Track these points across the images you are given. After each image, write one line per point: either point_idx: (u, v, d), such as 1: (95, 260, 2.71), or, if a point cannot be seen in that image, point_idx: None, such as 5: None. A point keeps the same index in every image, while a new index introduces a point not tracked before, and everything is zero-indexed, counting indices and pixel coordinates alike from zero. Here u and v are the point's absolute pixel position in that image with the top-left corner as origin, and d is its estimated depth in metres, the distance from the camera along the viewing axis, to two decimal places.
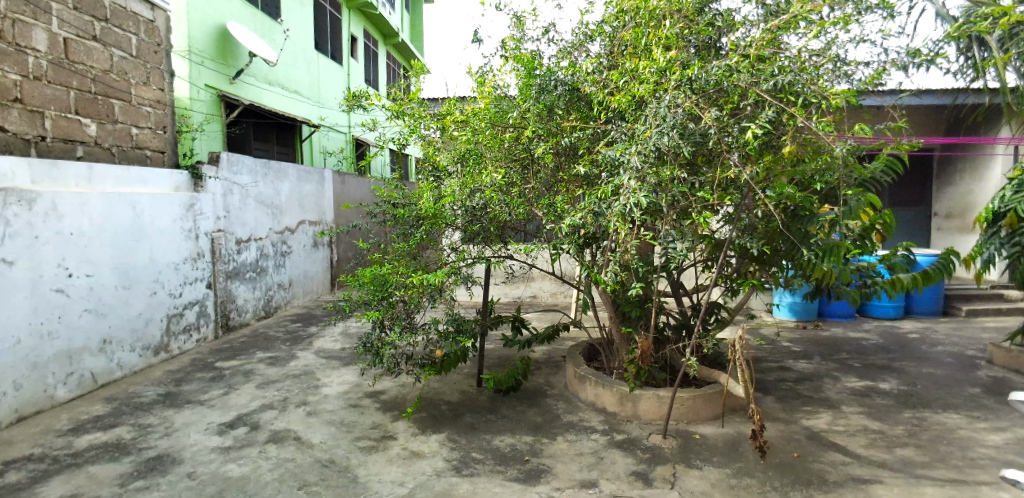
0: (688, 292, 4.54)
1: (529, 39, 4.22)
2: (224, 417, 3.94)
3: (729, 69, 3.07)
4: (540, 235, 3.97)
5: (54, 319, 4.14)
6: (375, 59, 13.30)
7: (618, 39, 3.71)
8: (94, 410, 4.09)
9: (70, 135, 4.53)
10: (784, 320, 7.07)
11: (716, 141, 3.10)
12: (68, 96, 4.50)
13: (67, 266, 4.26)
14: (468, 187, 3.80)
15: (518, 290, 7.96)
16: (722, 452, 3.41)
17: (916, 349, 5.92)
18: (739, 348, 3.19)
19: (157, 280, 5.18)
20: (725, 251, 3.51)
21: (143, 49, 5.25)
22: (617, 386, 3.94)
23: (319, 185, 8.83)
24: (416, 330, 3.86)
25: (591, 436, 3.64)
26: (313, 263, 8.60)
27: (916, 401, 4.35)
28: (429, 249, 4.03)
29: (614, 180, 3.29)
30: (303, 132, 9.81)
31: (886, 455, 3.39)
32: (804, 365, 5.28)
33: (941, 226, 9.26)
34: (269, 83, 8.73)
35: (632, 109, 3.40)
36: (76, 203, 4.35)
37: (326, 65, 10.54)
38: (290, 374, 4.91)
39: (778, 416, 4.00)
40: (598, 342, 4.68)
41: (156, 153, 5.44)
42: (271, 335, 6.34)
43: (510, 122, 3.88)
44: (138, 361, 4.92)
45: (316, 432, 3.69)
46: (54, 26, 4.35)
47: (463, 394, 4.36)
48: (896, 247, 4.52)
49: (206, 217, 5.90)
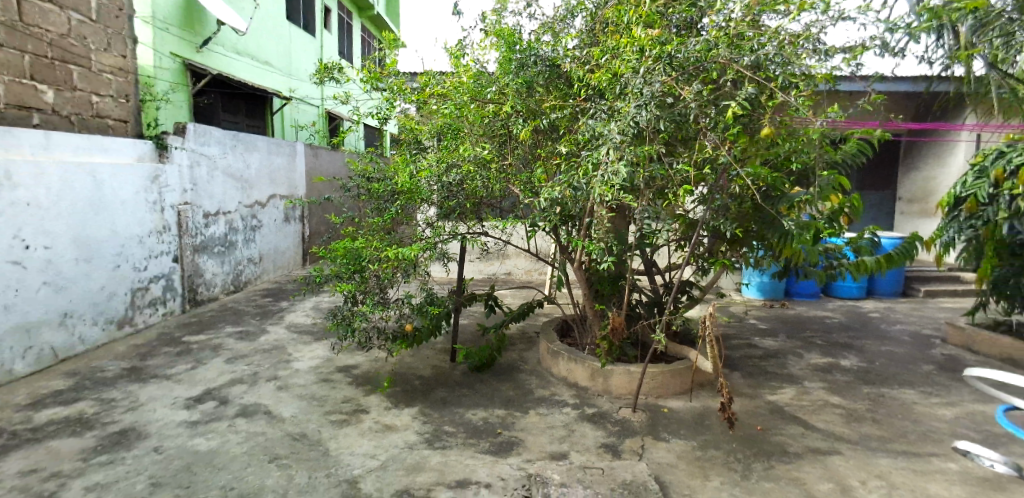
0: (661, 271, 4.58)
1: (509, 12, 4.17)
2: (192, 392, 3.88)
3: (710, 45, 3.06)
4: (518, 212, 3.94)
5: (11, 292, 3.99)
6: (350, 31, 12.98)
7: (601, 16, 3.75)
8: (55, 384, 3.98)
9: (25, 101, 4.34)
10: (752, 299, 7.24)
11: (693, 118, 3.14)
12: (22, 61, 4.29)
13: (23, 237, 4.09)
14: (445, 161, 3.71)
15: (493, 267, 7.97)
16: (689, 425, 3.50)
17: (877, 328, 6.13)
18: (709, 325, 3.24)
19: (120, 253, 5.03)
20: (700, 231, 3.58)
21: (103, 12, 5.00)
22: (589, 362, 3.99)
23: (291, 157, 8.63)
24: (388, 305, 3.78)
25: (563, 410, 3.69)
26: (284, 238, 8.44)
27: (874, 378, 4.51)
28: (405, 225, 3.98)
29: (592, 155, 3.25)
30: (275, 105, 9.53)
31: (845, 429, 3.53)
32: (770, 343, 5.42)
33: (904, 210, 9.53)
34: (238, 52, 8.46)
35: (612, 87, 3.37)
36: (32, 173, 4.17)
37: (298, 35, 10.24)
38: (260, 349, 4.85)
39: (744, 391, 4.11)
40: (571, 319, 4.72)
41: (118, 122, 5.24)
42: (240, 310, 6.23)
43: (489, 97, 3.84)
44: (100, 336, 4.80)
45: (287, 406, 3.66)
46: None
47: (436, 369, 4.37)
48: (863, 230, 4.54)
49: (171, 189, 5.72)
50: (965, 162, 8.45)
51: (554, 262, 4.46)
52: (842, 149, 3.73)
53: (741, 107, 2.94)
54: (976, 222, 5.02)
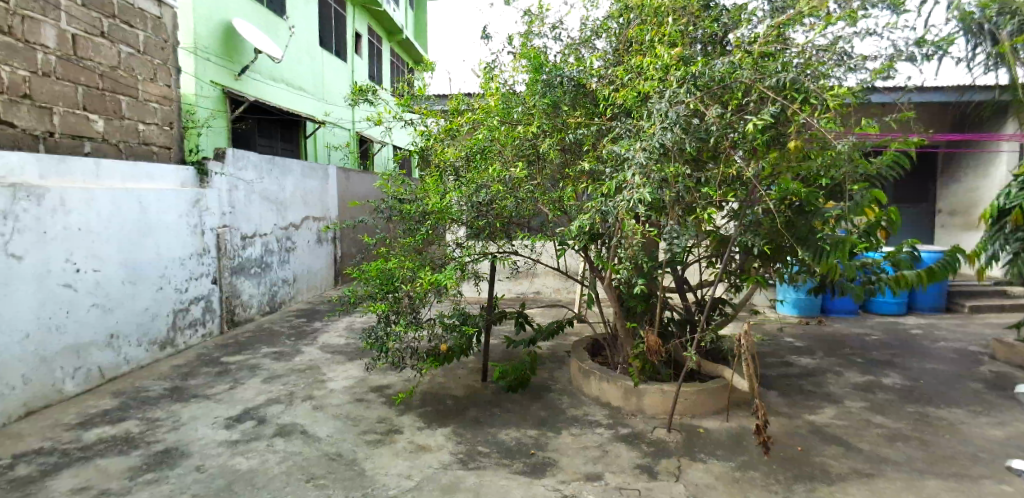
0: (692, 288, 4.53)
1: (535, 35, 4.24)
2: (231, 411, 3.97)
3: (733, 66, 3.01)
4: (546, 231, 3.96)
5: (62, 314, 4.16)
6: (379, 56, 13.29)
7: (625, 36, 3.78)
8: (102, 404, 4.12)
9: (79, 131, 4.56)
10: (786, 316, 7.09)
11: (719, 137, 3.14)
12: (76, 92, 4.52)
13: (74, 261, 4.28)
14: (474, 183, 3.81)
15: (521, 286, 7.99)
16: (726, 446, 3.43)
17: (919, 345, 5.93)
18: (744, 342, 3.19)
19: (163, 275, 5.20)
20: (731, 248, 3.57)
21: (149, 45, 5.25)
22: (621, 381, 3.96)
23: (324, 180, 8.85)
24: (421, 324, 3.84)
25: (596, 430, 3.66)
26: (317, 259, 8.62)
27: (918, 397, 4.36)
28: (434, 245, 4.00)
29: (618, 176, 3.25)
30: (307, 129, 9.79)
31: (889, 450, 3.42)
32: (807, 361, 5.29)
33: (945, 223, 9.25)
34: (273, 80, 8.75)
35: (638, 107, 3.39)
36: (83, 199, 4.37)
37: (330, 61, 10.55)
38: (295, 369, 4.94)
39: (781, 411, 4.02)
40: (602, 337, 4.69)
41: (162, 149, 5.47)
42: (276, 330, 6.36)
43: (516, 117, 3.93)
44: (144, 356, 4.96)
45: (323, 426, 3.72)
46: (63, 22, 4.38)
47: (467, 389, 4.39)
48: (901, 243, 4.45)
49: (211, 212, 5.92)
50: (1008, 173, 8.17)
51: (584, 280, 4.46)
52: (876, 161, 3.65)
53: (766, 120, 2.87)
54: (1023, 234, 4.86)
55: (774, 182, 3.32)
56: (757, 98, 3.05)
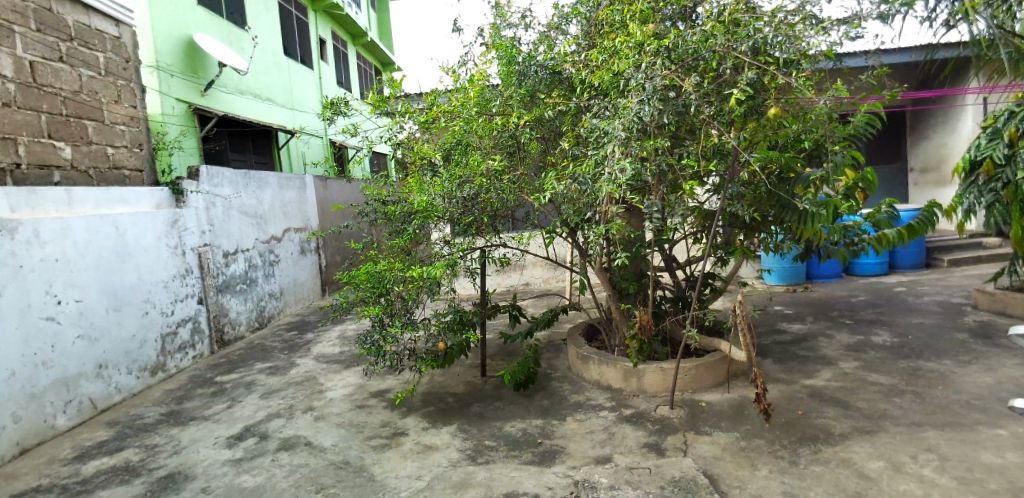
0: (681, 265, 4.55)
1: (506, 26, 4.23)
2: (232, 430, 3.92)
3: (706, 35, 3.05)
4: (534, 221, 3.97)
5: (47, 348, 4.06)
6: (346, 61, 13.15)
7: (595, 19, 3.77)
8: (98, 435, 4.04)
9: (46, 161, 4.44)
10: (773, 286, 7.19)
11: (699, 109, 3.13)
12: (39, 120, 4.39)
13: (55, 292, 4.18)
14: (457, 178, 3.73)
15: (510, 279, 7.99)
16: (729, 417, 3.48)
17: (904, 301, 6.06)
18: (739, 312, 3.18)
19: (147, 299, 5.10)
20: (718, 219, 3.57)
21: (111, 67, 5.13)
22: (620, 363, 3.98)
23: (301, 191, 8.73)
24: (416, 325, 3.83)
25: (600, 413, 3.68)
26: (302, 270, 8.52)
27: (909, 351, 4.46)
28: (422, 245, 3.96)
29: (599, 152, 3.23)
30: (279, 140, 9.69)
31: (886, 405, 3.50)
32: (798, 327, 5.38)
33: (917, 180, 9.44)
34: (241, 92, 8.61)
35: (615, 85, 3.34)
36: (58, 229, 4.26)
37: (297, 70, 10.41)
38: (292, 381, 4.89)
39: (779, 378, 4.08)
40: (597, 322, 4.70)
41: (134, 172, 5.36)
42: (268, 345, 6.29)
43: (494, 109, 3.88)
44: (136, 384, 4.87)
45: (327, 435, 3.69)
46: (19, 49, 4.24)
47: (468, 385, 4.38)
48: (880, 203, 4.53)
49: (190, 232, 5.82)
50: (976, 126, 8.35)
51: (573, 266, 4.45)
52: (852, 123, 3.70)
53: (748, 82, 2.91)
54: (995, 185, 4.98)
55: (754, 150, 3.41)
56: (732, 68, 3.07)
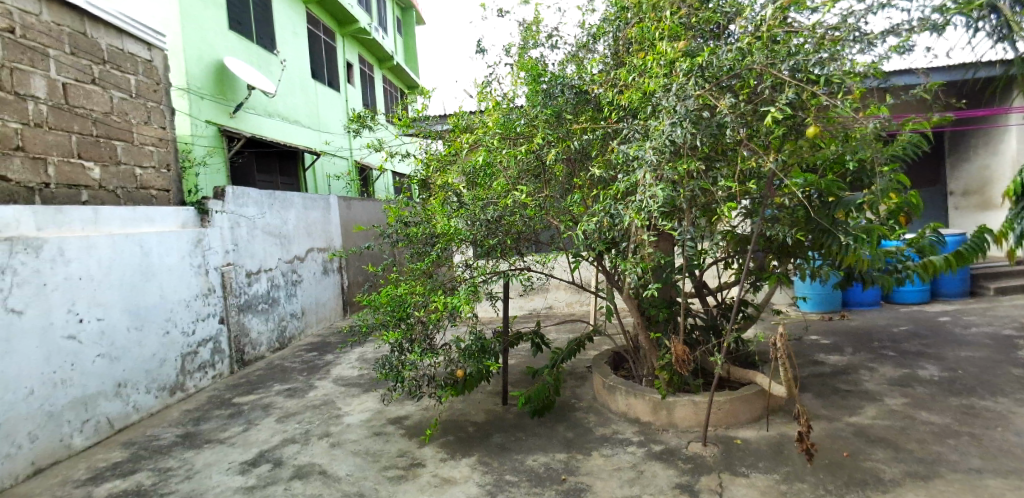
0: (712, 291, 4.36)
1: (533, 46, 4.12)
2: (246, 455, 3.82)
3: (741, 52, 2.90)
4: (558, 244, 3.85)
5: (67, 367, 4.04)
6: (372, 83, 13.31)
7: (625, 37, 3.66)
8: (113, 456, 3.98)
9: (75, 180, 4.48)
10: (808, 314, 6.89)
11: (735, 128, 2.98)
12: (70, 141, 4.45)
13: (77, 311, 4.17)
14: (481, 199, 3.62)
15: (533, 302, 7.84)
16: (767, 456, 3.25)
17: (950, 332, 5.72)
18: (781, 345, 2.94)
19: (169, 318, 5.08)
20: (753, 247, 3.30)
21: (142, 88, 5.21)
22: (649, 395, 3.78)
23: (325, 211, 8.75)
24: (436, 350, 3.70)
25: (628, 448, 3.49)
26: (324, 290, 8.50)
27: (960, 388, 4.17)
28: (443, 267, 3.85)
29: (629, 177, 3.07)
30: (306, 161, 9.77)
31: (940, 448, 3.24)
32: (836, 358, 5.10)
33: (958, 204, 9.01)
34: (269, 114, 8.73)
35: (644, 106, 3.21)
36: (83, 247, 4.27)
37: (324, 92, 10.55)
38: (309, 405, 4.79)
39: (820, 414, 3.83)
40: (624, 349, 4.51)
41: (161, 192, 5.39)
42: (288, 366, 6.22)
43: (519, 131, 3.77)
44: (154, 403, 4.82)
45: (342, 464, 3.56)
46: (53, 72, 4.32)
47: (488, 414, 4.22)
48: (924, 228, 4.28)
49: (214, 251, 5.82)
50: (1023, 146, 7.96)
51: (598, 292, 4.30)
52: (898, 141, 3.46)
53: (792, 98, 2.75)
54: None
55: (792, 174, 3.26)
56: (773, 85, 2.90)
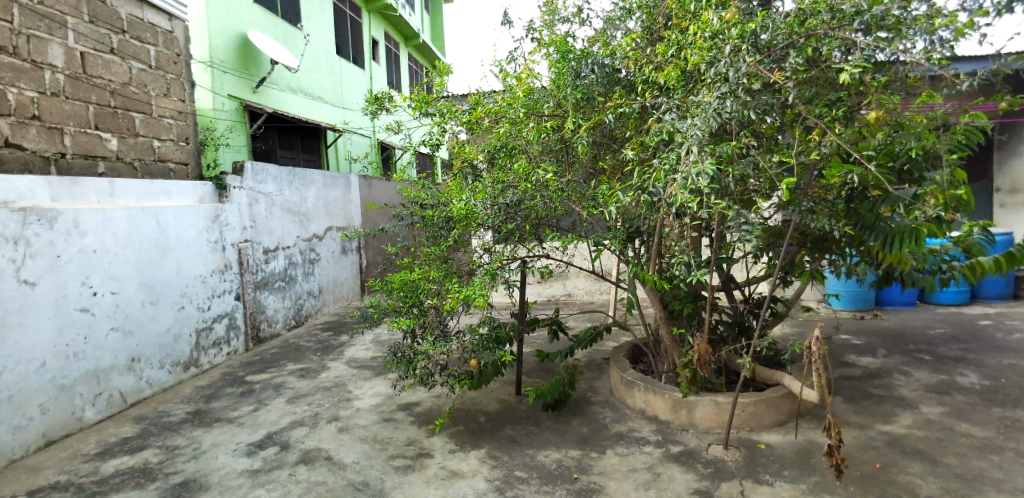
0: (740, 285, 4.14)
1: (560, 21, 3.88)
2: (254, 436, 3.76)
3: (802, 14, 2.76)
4: (582, 230, 3.66)
5: (80, 339, 4.02)
6: (397, 62, 13.14)
7: (663, 9, 3.40)
8: (123, 432, 3.96)
9: (91, 151, 4.43)
10: (838, 311, 6.60)
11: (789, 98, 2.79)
12: (87, 111, 4.39)
13: (91, 283, 4.14)
14: (500, 182, 3.47)
15: (552, 289, 7.69)
16: (793, 464, 3.07)
17: (992, 337, 5.41)
18: (816, 350, 2.73)
19: (184, 294, 5.05)
20: (797, 235, 3.07)
21: (162, 60, 5.12)
22: (668, 393, 3.61)
23: (345, 190, 8.67)
24: (450, 338, 3.57)
25: (644, 448, 3.33)
26: (342, 269, 8.46)
27: (1003, 398, 3.91)
28: (460, 251, 3.70)
29: (670, 156, 2.84)
30: (327, 138, 9.69)
31: (983, 463, 3.02)
32: (868, 360, 4.86)
33: (1004, 202, 8.28)
34: (292, 90, 8.65)
35: (682, 84, 3.01)
36: (99, 220, 4.23)
37: (348, 69, 10.41)
38: (320, 386, 4.72)
39: (851, 420, 3.63)
40: (643, 342, 4.33)
41: (179, 165, 5.32)
42: (302, 345, 6.19)
43: (546, 111, 3.58)
44: (168, 378, 4.81)
45: (349, 450, 3.48)
46: (70, 40, 4.25)
47: (501, 404, 4.09)
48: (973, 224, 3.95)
49: (232, 228, 5.77)
50: None
51: (619, 282, 4.10)
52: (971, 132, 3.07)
53: (855, 74, 2.49)
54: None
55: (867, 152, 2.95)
56: (839, 48, 2.70)
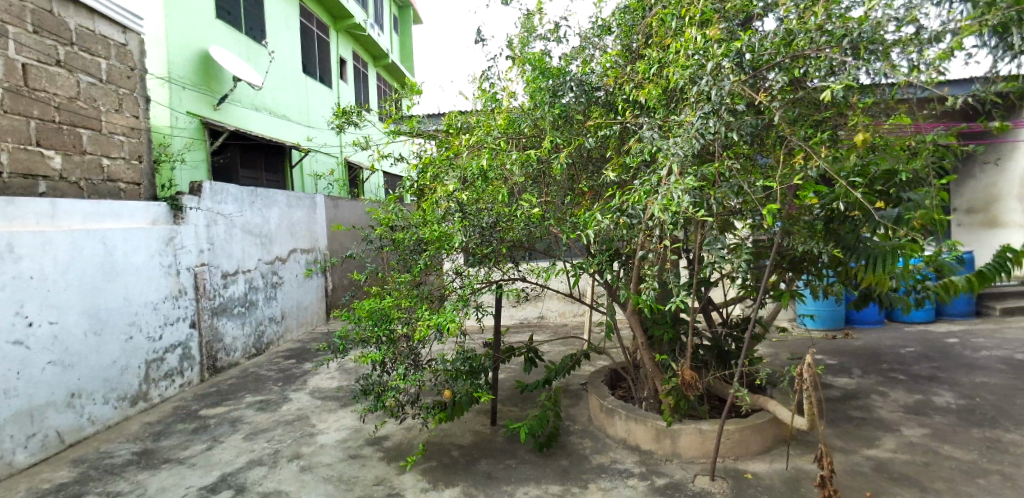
0: (718, 307, 4.04)
1: (536, 38, 3.77)
2: (206, 479, 3.45)
3: (789, 36, 2.64)
4: (560, 253, 3.53)
5: (12, 375, 3.66)
6: (365, 81, 12.93)
7: (644, 27, 3.32)
8: (58, 477, 3.60)
9: (32, 170, 4.11)
10: (811, 331, 6.61)
11: (772, 119, 2.75)
12: (28, 127, 4.08)
13: (26, 313, 3.79)
14: (475, 204, 3.29)
15: (525, 311, 7.53)
16: (782, 494, 2.95)
17: (961, 355, 5.46)
18: (808, 377, 2.62)
19: (133, 322, 4.70)
20: (781, 257, 3.00)
21: (114, 74, 4.83)
22: (652, 421, 3.45)
23: (310, 211, 8.37)
24: (421, 368, 3.39)
25: (628, 481, 3.16)
26: (307, 293, 8.13)
27: (981, 418, 3.89)
28: (433, 274, 3.50)
29: (649, 178, 2.74)
30: (292, 158, 9.39)
31: (970, 488, 2.96)
32: (845, 381, 4.82)
33: (960, 222, 8.46)
34: (256, 108, 8.38)
35: (664, 103, 2.92)
36: (38, 244, 3.90)
37: (315, 87, 10.19)
38: (281, 420, 4.42)
39: (834, 445, 3.54)
40: (621, 367, 4.19)
41: (130, 185, 5.01)
42: (262, 374, 5.85)
43: (523, 130, 3.44)
44: (112, 414, 4.44)
45: (311, 492, 3.21)
46: (11, 51, 3.95)
47: (475, 436, 3.89)
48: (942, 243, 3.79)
49: (187, 251, 5.44)
50: None
51: (597, 304, 3.96)
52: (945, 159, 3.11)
53: (841, 93, 2.43)
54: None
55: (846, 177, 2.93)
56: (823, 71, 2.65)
